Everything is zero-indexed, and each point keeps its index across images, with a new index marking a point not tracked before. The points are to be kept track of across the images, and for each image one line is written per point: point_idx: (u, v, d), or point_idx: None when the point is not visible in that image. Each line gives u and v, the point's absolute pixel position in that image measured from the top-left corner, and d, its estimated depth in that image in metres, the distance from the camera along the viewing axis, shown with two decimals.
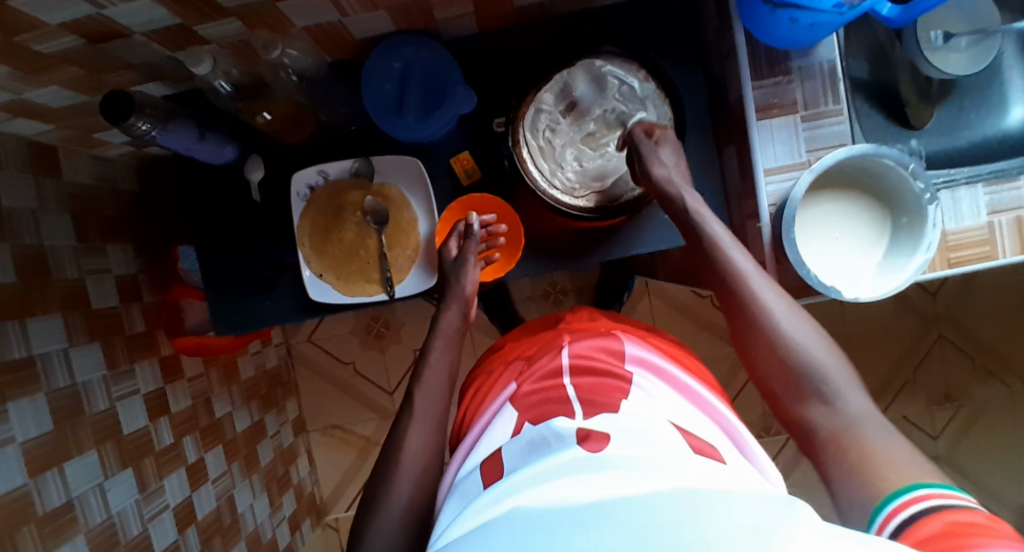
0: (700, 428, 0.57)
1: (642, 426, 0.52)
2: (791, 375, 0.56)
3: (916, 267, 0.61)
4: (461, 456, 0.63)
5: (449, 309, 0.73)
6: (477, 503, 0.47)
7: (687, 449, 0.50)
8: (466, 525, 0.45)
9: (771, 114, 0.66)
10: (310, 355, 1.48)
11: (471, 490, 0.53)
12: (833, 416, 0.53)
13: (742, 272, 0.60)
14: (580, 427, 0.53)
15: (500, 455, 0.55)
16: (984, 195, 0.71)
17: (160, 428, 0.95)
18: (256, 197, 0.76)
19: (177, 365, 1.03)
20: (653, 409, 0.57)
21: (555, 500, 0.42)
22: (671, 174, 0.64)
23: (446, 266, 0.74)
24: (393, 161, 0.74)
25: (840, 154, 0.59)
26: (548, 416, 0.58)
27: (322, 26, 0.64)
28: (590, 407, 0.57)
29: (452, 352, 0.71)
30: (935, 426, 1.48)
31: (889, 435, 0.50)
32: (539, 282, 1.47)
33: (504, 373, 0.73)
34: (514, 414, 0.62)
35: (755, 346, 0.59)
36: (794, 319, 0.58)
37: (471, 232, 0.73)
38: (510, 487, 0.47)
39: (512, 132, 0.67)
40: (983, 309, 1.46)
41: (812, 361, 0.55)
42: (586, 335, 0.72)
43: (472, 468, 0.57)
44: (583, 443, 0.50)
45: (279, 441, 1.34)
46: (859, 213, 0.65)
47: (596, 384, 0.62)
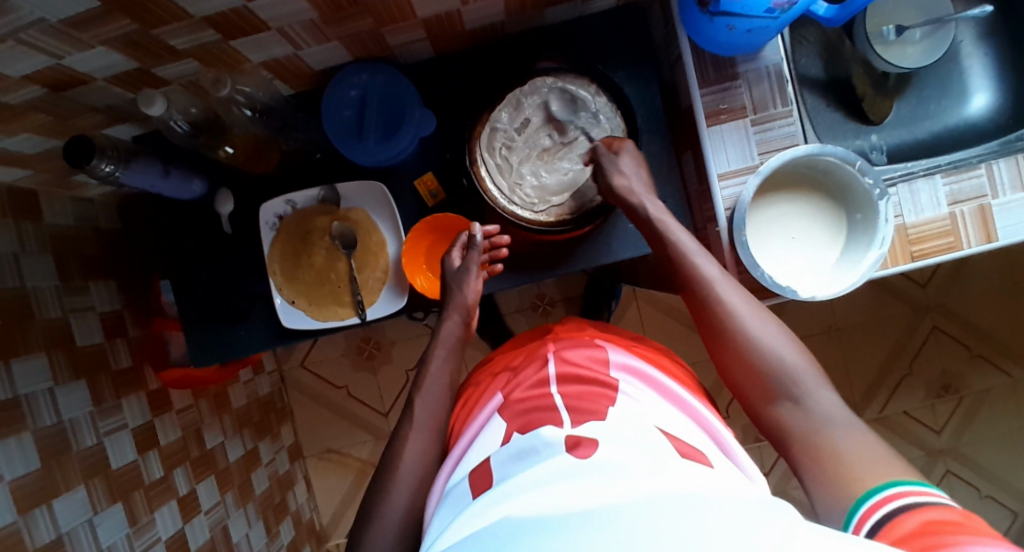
0: (686, 432, 0.57)
1: (623, 431, 0.52)
2: (760, 380, 0.57)
3: (871, 263, 0.61)
4: (448, 469, 0.61)
5: (449, 319, 0.74)
6: (467, 512, 0.46)
7: (674, 452, 0.49)
8: (457, 531, 0.44)
9: (720, 120, 0.67)
10: (303, 381, 1.49)
11: (460, 500, 0.52)
12: (807, 417, 0.53)
13: (709, 279, 0.61)
14: (569, 435, 0.52)
15: (487, 465, 0.54)
16: (944, 185, 0.71)
17: (149, 461, 0.96)
18: (226, 229, 0.78)
19: (165, 398, 1.05)
20: (639, 414, 0.56)
21: (531, 509, 0.41)
22: (632, 184, 0.66)
23: (448, 277, 0.75)
24: (357, 187, 0.76)
25: (785, 156, 0.60)
26: (537, 424, 0.57)
27: (277, 60, 0.66)
28: (578, 414, 0.57)
29: (453, 361, 0.73)
30: (937, 418, 1.46)
31: (857, 432, 0.51)
32: (526, 294, 1.48)
33: (487, 385, 0.72)
34: (503, 423, 0.61)
35: (728, 357, 0.60)
36: (761, 323, 0.59)
37: (475, 243, 0.73)
38: (498, 495, 0.46)
39: (469, 152, 0.69)
40: (975, 296, 1.45)
41: (782, 363, 0.56)
42: (572, 344, 0.72)
43: (463, 478, 0.56)
44: (572, 450, 0.49)
45: (275, 468, 1.34)
46: (814, 211, 0.66)
47: (582, 391, 0.62)
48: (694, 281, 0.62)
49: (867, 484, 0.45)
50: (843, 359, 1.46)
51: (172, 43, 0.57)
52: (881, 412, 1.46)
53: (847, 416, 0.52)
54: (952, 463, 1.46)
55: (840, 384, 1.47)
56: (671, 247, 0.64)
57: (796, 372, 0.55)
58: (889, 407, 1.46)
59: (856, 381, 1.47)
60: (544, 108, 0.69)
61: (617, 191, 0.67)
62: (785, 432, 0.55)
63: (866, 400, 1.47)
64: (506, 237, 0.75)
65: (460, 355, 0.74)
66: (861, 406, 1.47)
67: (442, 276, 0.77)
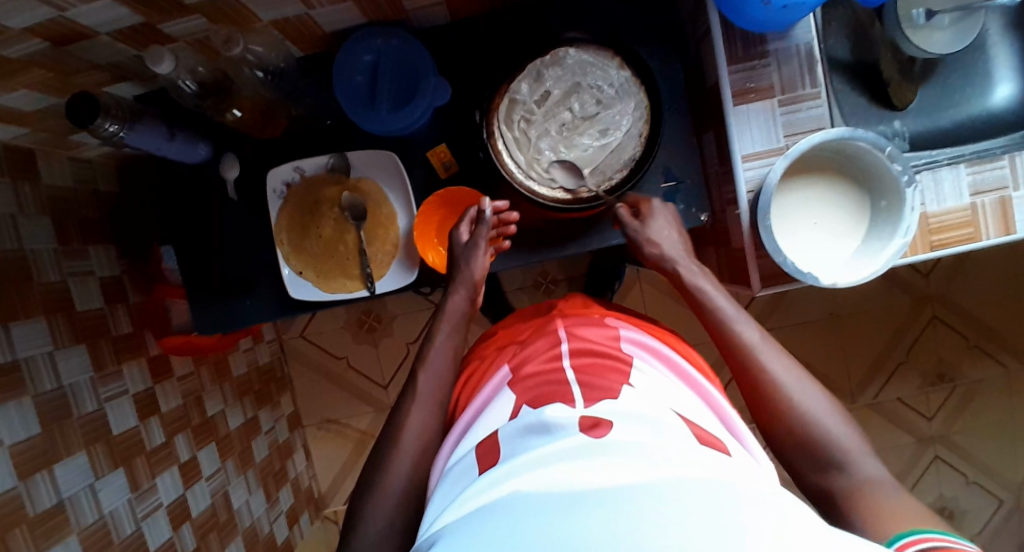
0: (704, 418, 0.56)
1: (643, 411, 0.51)
2: (807, 443, 0.55)
3: (893, 252, 0.60)
4: (453, 441, 0.61)
5: (455, 293, 0.73)
6: (473, 487, 0.44)
7: (692, 439, 0.48)
8: (461, 510, 0.42)
9: (747, 99, 0.64)
10: (303, 351, 1.48)
11: (465, 474, 0.51)
12: (851, 483, 0.52)
13: (750, 345, 0.62)
14: (583, 415, 0.50)
15: (496, 438, 0.53)
16: (967, 174, 0.70)
17: (151, 428, 0.95)
18: (233, 196, 0.76)
19: (166, 365, 1.04)
20: (655, 396, 0.56)
21: (541, 489, 0.39)
22: (669, 247, 0.69)
23: (456, 251, 0.73)
24: (368, 156, 0.73)
25: (815, 138, 0.58)
26: (546, 398, 0.56)
27: (288, 20, 0.63)
28: (591, 391, 0.55)
29: (457, 338, 0.71)
30: (930, 406, 1.48)
31: (901, 496, 0.49)
32: (529, 271, 1.47)
33: (496, 359, 0.71)
34: (513, 396, 0.60)
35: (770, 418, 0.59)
36: (804, 386, 0.58)
37: (484, 217, 0.71)
38: (506, 472, 0.44)
39: (486, 123, 0.66)
40: (975, 287, 1.45)
41: (827, 429, 0.55)
42: (582, 322, 0.70)
43: (469, 450, 0.55)
44: (587, 430, 0.47)
45: (275, 437, 1.34)
46: (838, 197, 0.64)
47: (591, 365, 0.61)
48: (734, 345, 0.62)
49: (894, 534, 0.43)
50: (842, 345, 1.47)
51: None
52: (876, 399, 1.48)
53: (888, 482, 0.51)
54: (941, 449, 1.49)
55: (837, 370, 1.48)
56: (709, 311, 0.65)
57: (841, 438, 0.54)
58: (885, 394, 1.48)
59: (853, 367, 1.48)
60: (565, 80, 0.66)
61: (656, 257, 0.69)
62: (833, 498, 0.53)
63: (862, 386, 1.48)
64: (515, 215, 0.73)
65: (468, 328, 0.74)
66: (856, 392, 1.48)
67: (450, 248, 0.75)
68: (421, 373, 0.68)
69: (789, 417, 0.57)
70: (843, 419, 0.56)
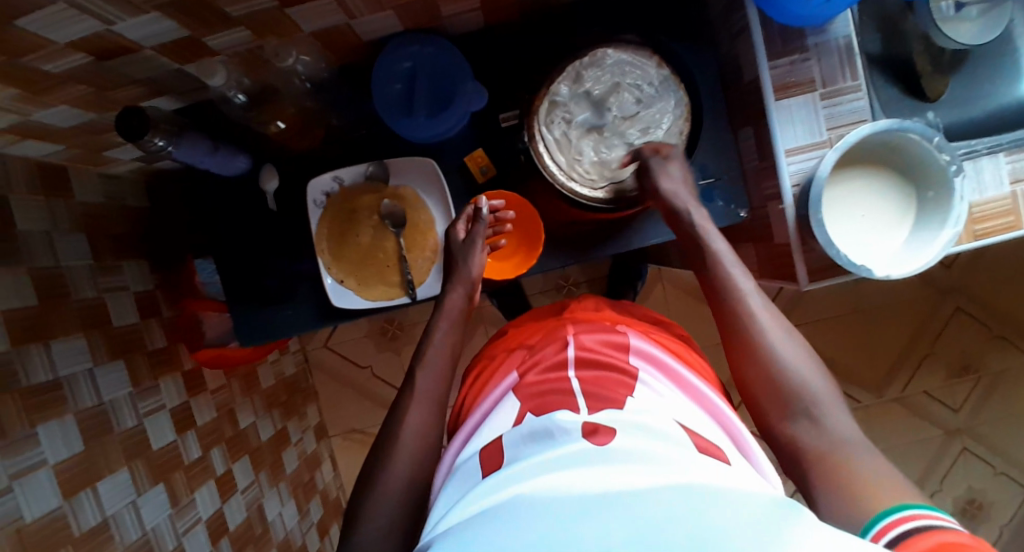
0: (703, 426, 0.55)
1: (647, 420, 0.50)
2: (783, 395, 0.54)
3: (945, 243, 0.59)
4: (461, 440, 0.62)
5: (452, 292, 0.71)
6: (475, 493, 0.44)
7: (693, 449, 0.47)
8: (465, 510, 0.43)
9: (788, 94, 0.64)
10: (325, 361, 1.48)
11: (470, 478, 0.51)
12: (823, 439, 0.51)
13: (742, 292, 0.60)
14: (587, 420, 0.50)
15: (500, 443, 0.53)
16: (1006, 163, 0.69)
17: (187, 441, 0.95)
18: (273, 207, 0.76)
19: (199, 379, 1.04)
20: (658, 405, 0.54)
21: (545, 488, 0.40)
22: (677, 189, 0.64)
23: (452, 251, 0.72)
24: (406, 163, 0.74)
25: (863, 131, 0.58)
26: (551, 407, 0.55)
27: (328, 30, 0.63)
28: (595, 402, 0.55)
29: (456, 334, 0.70)
30: (956, 398, 1.47)
31: (875, 460, 0.48)
32: (550, 275, 1.47)
33: (501, 365, 0.71)
34: (516, 404, 0.59)
35: (750, 368, 0.58)
36: (787, 339, 0.57)
37: (483, 216, 0.71)
38: (512, 474, 0.44)
39: (527, 126, 0.66)
40: (997, 276, 1.45)
41: (805, 384, 0.54)
42: (590, 328, 0.69)
43: (474, 453, 0.55)
44: (590, 436, 0.47)
45: (303, 447, 1.34)
46: (884, 189, 0.64)
47: (599, 377, 0.60)
48: (726, 291, 0.61)
49: (876, 509, 0.42)
50: (865, 339, 1.46)
51: (227, 9, 0.54)
52: (901, 391, 1.47)
53: (861, 443, 0.50)
54: (969, 441, 1.48)
55: (863, 363, 1.47)
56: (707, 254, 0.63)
57: (820, 396, 0.53)
58: (910, 386, 1.47)
59: (879, 361, 1.47)
60: (604, 81, 0.66)
61: (662, 196, 0.65)
62: (796, 452, 0.52)
63: (888, 379, 1.47)
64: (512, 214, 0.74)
65: (467, 327, 0.72)
66: (882, 385, 1.47)
67: (447, 248, 0.74)
68: (419, 373, 0.67)
69: (772, 368, 0.56)
70: (822, 372, 0.55)
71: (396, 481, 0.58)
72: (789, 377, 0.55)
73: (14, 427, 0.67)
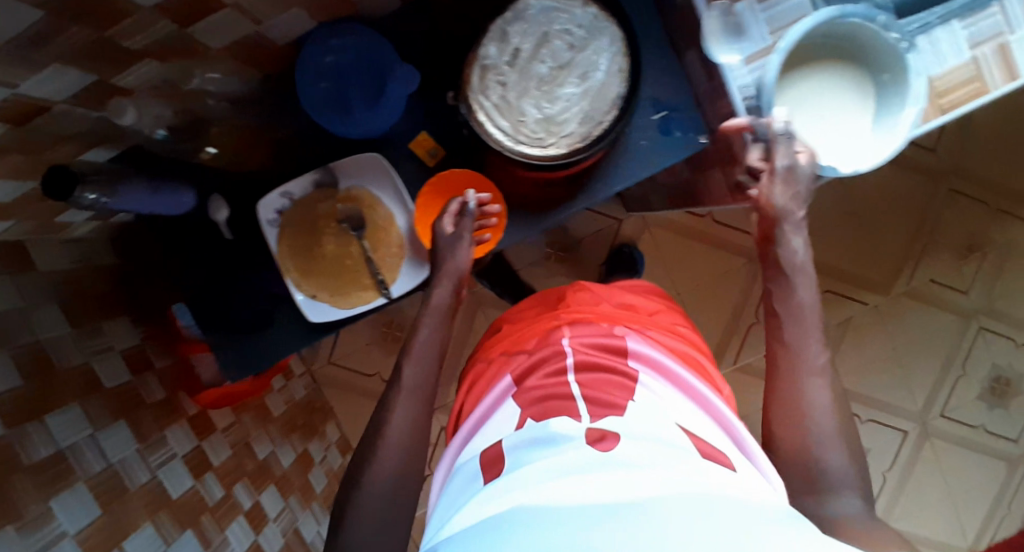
0: (707, 432, 0.54)
1: (650, 429, 0.50)
2: (809, 465, 0.54)
3: (909, 123, 0.57)
4: (456, 448, 0.62)
5: (438, 288, 0.67)
6: (486, 492, 0.45)
7: (695, 455, 0.47)
8: (472, 515, 0.43)
9: (722, 5, 0.61)
10: (336, 377, 1.48)
11: (467, 481, 0.52)
12: (839, 515, 0.51)
13: (812, 364, 0.58)
14: (591, 427, 0.50)
15: (498, 450, 0.53)
16: (962, 29, 0.66)
17: (208, 484, 0.95)
18: (228, 235, 0.74)
19: (206, 421, 1.04)
20: (659, 411, 0.54)
21: (553, 499, 0.40)
22: (783, 200, 0.61)
23: (438, 245, 0.68)
24: (353, 162, 0.71)
25: (801, 26, 0.55)
26: (553, 412, 0.55)
27: (240, 41, 0.61)
28: (595, 407, 0.54)
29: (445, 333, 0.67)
30: (966, 281, 1.45)
31: (886, 541, 0.48)
32: (538, 245, 1.45)
33: (496, 368, 0.69)
34: (515, 410, 0.58)
35: (783, 427, 0.57)
36: (829, 414, 0.56)
37: (469, 209, 0.67)
38: (517, 479, 0.44)
39: (462, 98, 0.64)
40: (986, 149, 1.41)
41: (831, 462, 0.54)
42: (585, 329, 0.67)
43: (474, 455, 0.56)
44: (595, 442, 0.47)
45: (330, 465, 1.35)
46: (839, 82, 0.60)
47: (600, 380, 0.59)
48: (794, 355, 0.59)
49: None
50: (862, 241, 1.44)
51: (124, 43, 0.52)
52: (909, 285, 1.45)
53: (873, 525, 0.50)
54: (986, 320, 1.46)
55: (866, 265, 1.44)
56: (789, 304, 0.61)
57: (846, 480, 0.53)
58: (917, 277, 1.45)
59: (882, 259, 1.44)
60: (531, 34, 0.63)
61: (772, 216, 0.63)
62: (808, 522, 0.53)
63: (894, 275, 1.44)
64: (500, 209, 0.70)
65: (451, 326, 0.69)
66: (889, 282, 1.45)
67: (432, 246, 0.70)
68: (408, 363, 0.63)
69: (806, 436, 0.55)
70: (852, 465, 0.54)
71: (382, 474, 0.57)
72: (822, 454, 0.55)
73: (28, 508, 0.67)
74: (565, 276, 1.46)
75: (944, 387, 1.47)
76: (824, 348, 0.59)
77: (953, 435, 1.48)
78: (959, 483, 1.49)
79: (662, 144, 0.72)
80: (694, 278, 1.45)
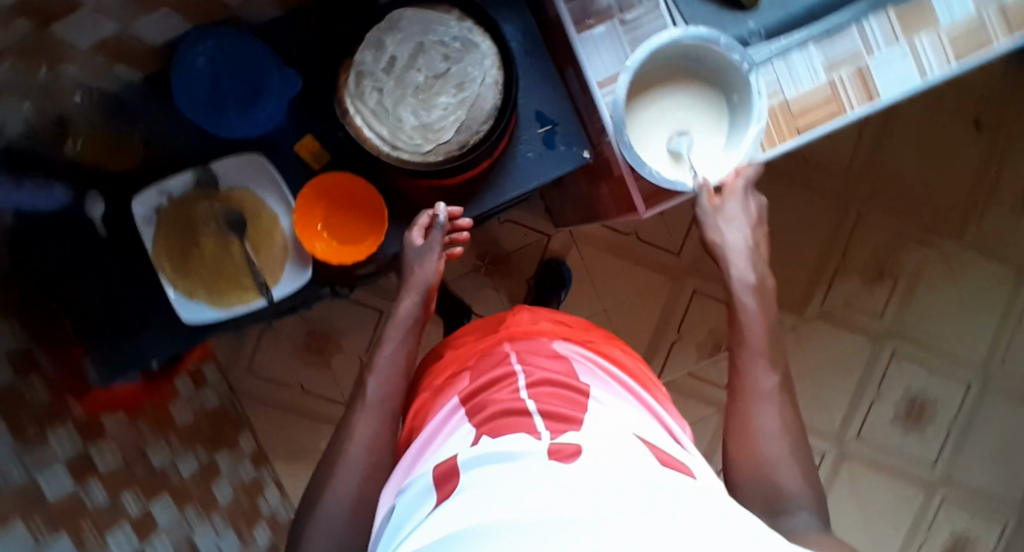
0: (661, 443, 0.50)
1: (608, 440, 0.45)
2: (762, 487, 0.48)
3: (752, 140, 0.61)
4: (407, 463, 0.56)
5: (406, 299, 0.70)
6: (439, 517, 0.38)
7: (655, 463, 0.42)
8: (423, 539, 0.36)
9: (589, 26, 0.64)
10: (255, 387, 1.44)
11: (414, 500, 0.46)
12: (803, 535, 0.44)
13: (767, 386, 0.53)
14: (551, 442, 0.44)
15: (453, 464, 0.46)
16: (818, 54, 0.71)
17: (91, 489, 0.90)
18: (102, 232, 0.74)
19: (94, 425, 0.99)
20: (615, 423, 0.50)
21: (517, 517, 0.34)
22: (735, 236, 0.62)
23: (408, 256, 0.71)
24: (232, 161, 0.70)
25: (646, 49, 0.58)
26: (508, 427, 0.49)
27: (110, 41, 0.60)
28: (553, 420, 0.49)
29: (410, 342, 0.68)
30: (878, 304, 1.52)
31: None
32: (466, 257, 1.46)
33: (444, 390, 0.64)
34: (471, 427, 0.53)
35: (738, 450, 0.51)
36: (784, 433, 0.51)
37: (438, 221, 0.69)
38: (476, 498, 0.38)
39: (338, 103, 0.65)
40: (894, 179, 1.49)
41: (784, 482, 0.48)
42: (531, 348, 0.64)
43: (423, 473, 0.49)
44: (551, 454, 0.42)
45: (240, 477, 1.30)
46: (695, 99, 0.64)
47: (552, 393, 0.54)
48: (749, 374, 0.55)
49: None
50: (778, 262, 1.49)
51: None
52: (823, 306, 1.51)
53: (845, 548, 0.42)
54: (899, 343, 1.53)
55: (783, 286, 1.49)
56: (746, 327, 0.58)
57: (804, 497, 0.47)
58: (830, 299, 1.51)
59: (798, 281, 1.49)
60: (407, 43, 0.65)
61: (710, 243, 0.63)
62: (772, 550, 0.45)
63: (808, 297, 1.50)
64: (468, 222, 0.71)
65: (420, 337, 0.70)
66: (804, 303, 1.50)
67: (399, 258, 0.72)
68: (369, 376, 0.64)
69: (756, 456, 0.50)
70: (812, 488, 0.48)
71: (341, 498, 0.55)
72: (778, 475, 0.48)
73: None
74: (493, 289, 1.47)
75: (858, 406, 1.53)
76: (772, 371, 0.54)
77: (866, 455, 1.54)
78: (871, 500, 1.55)
79: (547, 156, 0.74)
80: (619, 294, 1.48)
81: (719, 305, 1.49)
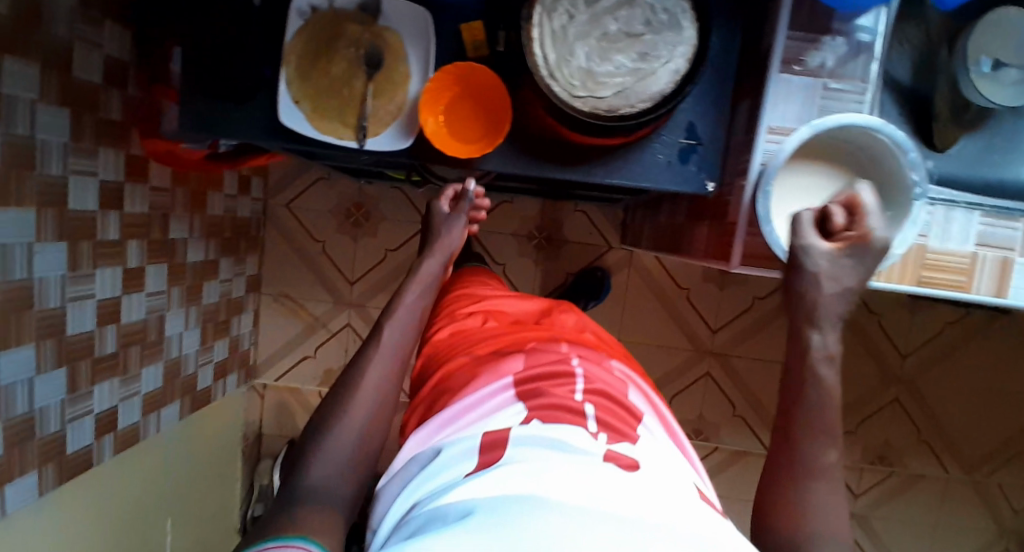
0: (699, 486, 0.50)
1: (662, 470, 0.46)
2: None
3: (882, 259, 0.59)
4: (436, 426, 0.57)
5: (431, 258, 0.78)
6: (487, 482, 0.40)
7: (695, 496, 0.44)
8: (471, 495, 0.39)
9: (791, 71, 0.62)
10: (284, 221, 1.46)
11: (448, 461, 0.48)
12: None
13: (828, 461, 0.48)
14: (608, 448, 0.46)
15: (505, 436, 0.47)
16: (979, 223, 0.70)
17: (108, 220, 0.93)
18: (256, 1, 0.73)
19: (143, 168, 1.02)
20: (664, 460, 0.50)
21: (569, 500, 0.36)
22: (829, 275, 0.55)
23: (436, 222, 0.83)
24: (399, 6, 0.71)
25: (842, 120, 0.55)
26: (555, 419, 0.50)
27: None
28: (607, 427, 0.50)
29: (426, 298, 0.75)
30: (861, 484, 1.47)
31: None
32: (527, 221, 1.45)
33: (487, 360, 0.64)
34: (522, 408, 0.53)
35: (776, 514, 0.47)
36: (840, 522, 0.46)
37: (467, 194, 0.83)
38: (524, 471, 0.41)
39: (527, 6, 0.63)
40: (946, 386, 1.43)
41: None
42: (586, 352, 0.65)
43: (466, 439, 0.50)
44: (612, 459, 0.44)
45: (229, 289, 1.34)
46: (846, 193, 0.62)
47: (607, 407, 0.54)
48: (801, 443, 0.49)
49: None
50: None
51: None
52: None
53: None
54: (858, 528, 1.47)
55: None
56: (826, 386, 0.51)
57: None
58: None
59: None
60: None
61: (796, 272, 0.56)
62: None
63: None
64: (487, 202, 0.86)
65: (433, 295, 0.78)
66: None
67: (429, 218, 0.84)
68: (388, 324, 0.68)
69: (797, 532, 0.45)
70: None
71: (343, 447, 0.56)
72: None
73: None
74: (532, 263, 1.45)
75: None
76: (833, 446, 0.49)
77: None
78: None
79: (675, 167, 0.72)
80: (640, 335, 1.45)
81: (723, 399, 1.45)
